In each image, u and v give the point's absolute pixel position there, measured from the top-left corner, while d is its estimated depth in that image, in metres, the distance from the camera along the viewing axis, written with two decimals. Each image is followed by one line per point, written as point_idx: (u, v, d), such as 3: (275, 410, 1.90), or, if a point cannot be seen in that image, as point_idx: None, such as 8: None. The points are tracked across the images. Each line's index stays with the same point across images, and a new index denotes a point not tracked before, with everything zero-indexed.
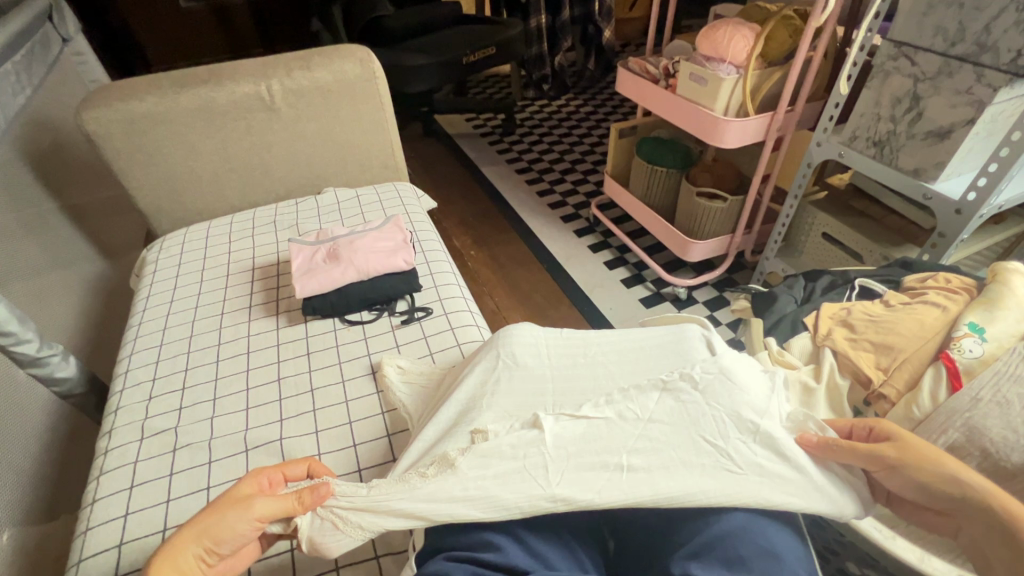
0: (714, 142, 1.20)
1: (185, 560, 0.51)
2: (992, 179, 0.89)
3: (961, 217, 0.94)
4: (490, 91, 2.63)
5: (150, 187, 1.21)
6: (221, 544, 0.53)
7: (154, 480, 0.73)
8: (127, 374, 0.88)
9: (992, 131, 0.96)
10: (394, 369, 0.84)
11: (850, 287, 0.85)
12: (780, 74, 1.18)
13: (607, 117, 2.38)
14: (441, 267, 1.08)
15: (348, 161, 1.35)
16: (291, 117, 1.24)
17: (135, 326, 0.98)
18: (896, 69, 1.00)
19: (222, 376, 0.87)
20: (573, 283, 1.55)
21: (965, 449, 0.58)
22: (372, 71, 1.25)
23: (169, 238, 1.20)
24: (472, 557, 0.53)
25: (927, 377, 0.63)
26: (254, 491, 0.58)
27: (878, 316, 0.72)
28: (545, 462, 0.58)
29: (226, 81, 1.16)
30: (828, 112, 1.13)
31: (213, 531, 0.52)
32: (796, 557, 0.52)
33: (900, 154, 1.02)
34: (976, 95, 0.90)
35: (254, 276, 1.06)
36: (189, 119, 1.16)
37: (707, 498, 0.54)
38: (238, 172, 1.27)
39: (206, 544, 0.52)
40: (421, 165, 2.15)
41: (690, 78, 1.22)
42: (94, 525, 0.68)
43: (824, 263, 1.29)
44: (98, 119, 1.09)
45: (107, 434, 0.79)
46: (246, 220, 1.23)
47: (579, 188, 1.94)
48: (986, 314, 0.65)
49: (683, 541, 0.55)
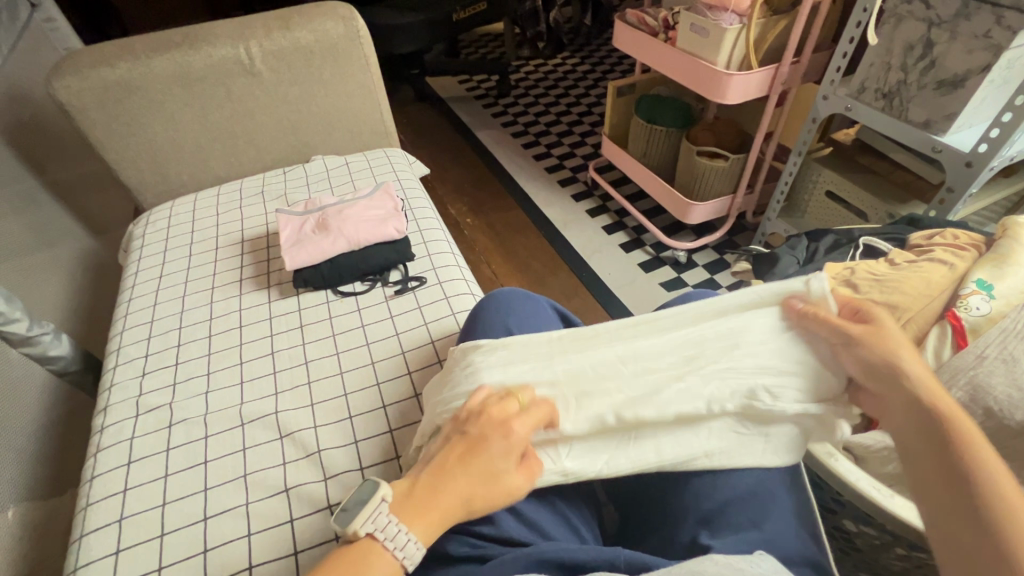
0: (715, 98, 1.15)
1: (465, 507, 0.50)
2: (1006, 130, 0.85)
3: (971, 170, 0.91)
4: (483, 51, 2.53)
5: (130, 159, 1.17)
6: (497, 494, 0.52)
7: (151, 457, 0.73)
8: (119, 352, 0.87)
9: (1009, 77, 0.91)
10: (404, 349, 0.85)
11: (854, 246, 0.83)
12: (786, 22, 1.12)
13: (605, 75, 2.29)
14: (435, 235, 1.05)
15: (335, 129, 1.31)
16: (273, 81, 1.18)
17: (125, 302, 0.96)
18: (909, 13, 0.95)
19: (215, 351, 0.86)
20: (571, 248, 1.53)
21: (968, 409, 0.57)
22: (356, 30, 1.19)
23: (155, 211, 1.16)
24: (468, 530, 0.54)
25: (932, 336, 0.62)
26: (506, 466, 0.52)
27: (883, 275, 0.68)
28: (564, 420, 0.57)
29: (201, 44, 1.11)
30: (835, 63, 1.08)
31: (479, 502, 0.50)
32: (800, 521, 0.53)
33: (910, 105, 0.98)
34: (994, 39, 0.85)
35: (244, 250, 1.04)
36: (166, 85, 1.11)
37: (709, 460, 0.55)
38: (222, 142, 1.22)
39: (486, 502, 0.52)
40: (414, 131, 2.08)
41: (691, 29, 1.16)
42: (94, 501, 0.69)
43: (828, 223, 1.26)
44: (70, 88, 1.04)
45: (103, 412, 0.79)
46: (232, 190, 1.19)
47: (577, 150, 1.89)
48: (995, 271, 0.63)
49: (685, 507, 0.55)
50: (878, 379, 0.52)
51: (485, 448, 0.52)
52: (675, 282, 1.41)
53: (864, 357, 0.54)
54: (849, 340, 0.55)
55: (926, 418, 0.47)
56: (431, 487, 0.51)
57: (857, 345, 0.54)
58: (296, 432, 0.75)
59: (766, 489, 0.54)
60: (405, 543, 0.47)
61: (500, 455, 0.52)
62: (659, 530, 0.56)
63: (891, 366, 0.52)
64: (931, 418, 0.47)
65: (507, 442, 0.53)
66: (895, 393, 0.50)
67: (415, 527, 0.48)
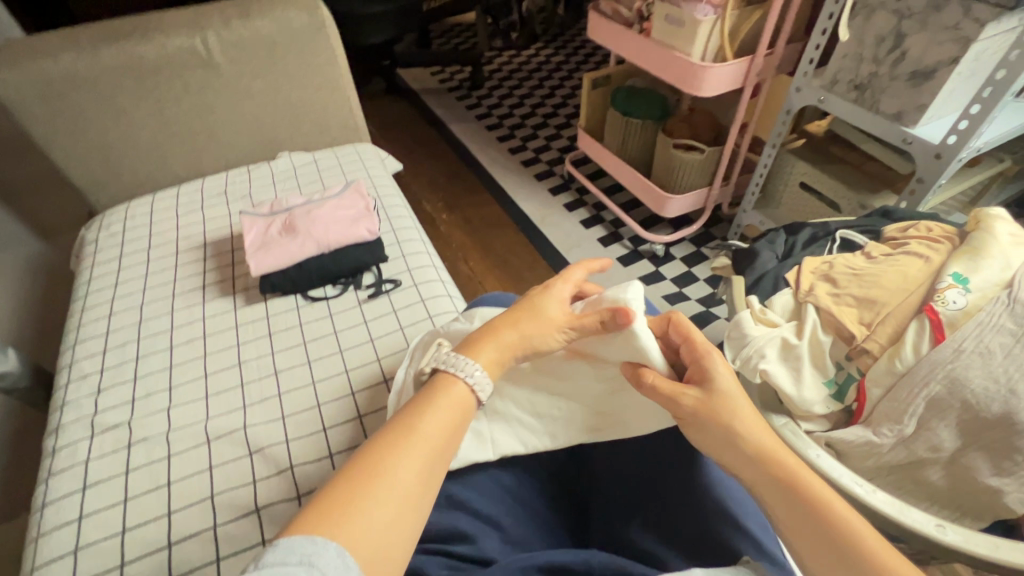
0: (691, 89, 1.14)
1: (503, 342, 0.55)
2: (974, 121, 0.87)
3: (941, 162, 0.92)
4: (455, 42, 2.47)
5: (80, 159, 1.10)
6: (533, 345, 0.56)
7: (110, 479, 0.68)
8: (71, 367, 0.82)
9: (977, 69, 0.93)
10: (376, 360, 0.81)
11: (831, 240, 0.82)
12: (759, 13, 1.12)
13: (579, 66, 2.27)
14: (410, 235, 1.01)
15: (301, 123, 1.25)
16: (233, 74, 1.12)
17: (78, 313, 0.90)
18: (880, 5, 0.95)
19: (177, 364, 0.81)
20: (549, 243, 1.51)
21: (947, 402, 0.57)
22: (321, 19, 1.14)
23: (109, 214, 1.10)
24: (444, 549, 0.51)
25: (910, 330, 0.61)
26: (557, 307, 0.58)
27: (860, 269, 0.69)
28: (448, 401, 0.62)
29: (153, 34, 1.04)
30: (808, 55, 1.08)
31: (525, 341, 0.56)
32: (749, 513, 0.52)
33: (881, 97, 0.99)
34: (963, 31, 0.86)
35: (206, 254, 0.98)
36: (116, 78, 1.04)
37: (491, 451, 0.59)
38: (180, 139, 1.16)
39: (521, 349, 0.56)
40: (386, 125, 2.02)
41: (665, 20, 1.14)
42: (46, 530, 0.64)
43: (802, 214, 1.28)
44: (8, 82, 0.96)
45: (55, 432, 0.74)
46: (193, 191, 1.13)
47: (553, 143, 1.87)
48: (971, 264, 0.62)
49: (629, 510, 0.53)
50: (739, 463, 0.47)
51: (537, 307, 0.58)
52: (653, 276, 1.41)
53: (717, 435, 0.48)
54: (684, 411, 0.49)
55: (839, 543, 0.41)
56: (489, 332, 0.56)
57: (723, 429, 0.47)
58: (267, 447, 0.71)
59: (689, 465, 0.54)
60: (482, 380, 0.52)
61: (555, 306, 0.58)
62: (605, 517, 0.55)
63: (781, 477, 0.45)
64: (832, 537, 0.42)
65: (556, 297, 0.59)
66: (799, 517, 0.43)
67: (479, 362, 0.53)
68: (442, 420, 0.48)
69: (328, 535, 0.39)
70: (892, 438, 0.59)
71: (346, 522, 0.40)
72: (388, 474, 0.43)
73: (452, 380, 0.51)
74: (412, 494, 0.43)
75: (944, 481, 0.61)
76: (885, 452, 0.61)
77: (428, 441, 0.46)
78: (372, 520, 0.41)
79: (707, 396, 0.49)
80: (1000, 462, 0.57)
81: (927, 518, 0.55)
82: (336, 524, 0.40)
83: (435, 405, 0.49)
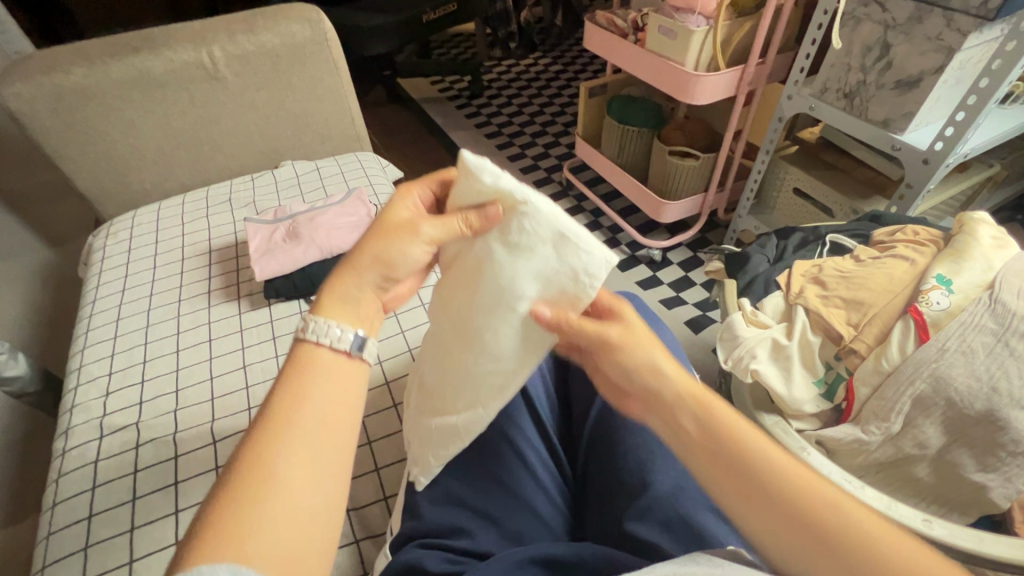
0: (685, 98, 1.17)
1: (365, 279, 0.52)
2: (959, 128, 0.89)
3: (928, 167, 0.94)
4: (454, 52, 2.51)
5: (88, 169, 1.12)
6: (394, 267, 0.52)
7: (117, 479, 0.70)
8: (79, 371, 0.83)
9: (961, 77, 0.95)
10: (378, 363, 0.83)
11: (822, 244, 0.84)
12: (751, 24, 1.14)
13: (577, 75, 2.30)
14: None
15: (304, 133, 1.28)
16: (238, 85, 1.15)
17: (86, 318, 0.92)
18: (867, 16, 0.98)
19: (183, 367, 0.83)
20: None
21: (931, 400, 0.59)
22: (323, 32, 1.16)
23: (116, 222, 1.12)
24: (445, 544, 0.54)
25: (896, 330, 0.63)
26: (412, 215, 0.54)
27: (849, 272, 0.71)
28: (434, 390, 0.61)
29: (160, 48, 1.07)
30: (799, 64, 1.10)
31: (385, 256, 0.52)
32: None
33: (870, 105, 1.01)
34: (946, 41, 0.89)
35: (211, 260, 1.00)
36: (123, 91, 1.07)
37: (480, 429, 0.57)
38: (185, 149, 1.18)
39: (382, 271, 0.52)
40: (386, 133, 2.06)
41: (659, 30, 1.17)
42: (56, 529, 0.65)
43: (796, 219, 1.30)
44: (19, 95, 0.99)
45: (64, 435, 0.75)
46: (198, 199, 1.16)
47: (551, 150, 1.89)
48: (954, 266, 0.64)
49: (625, 505, 0.55)
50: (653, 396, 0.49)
51: (388, 228, 0.53)
52: (650, 280, 1.43)
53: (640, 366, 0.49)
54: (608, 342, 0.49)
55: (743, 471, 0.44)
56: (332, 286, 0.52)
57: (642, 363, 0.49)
58: None
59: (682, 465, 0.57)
60: (346, 334, 0.49)
61: (404, 213, 0.54)
62: (603, 514, 0.57)
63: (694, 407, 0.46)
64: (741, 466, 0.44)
65: (404, 206, 0.55)
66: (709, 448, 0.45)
67: (331, 316, 0.49)
68: (328, 392, 0.47)
69: (227, 557, 0.37)
70: (879, 436, 0.61)
71: (247, 536, 0.38)
72: (280, 471, 0.41)
73: (316, 348, 0.48)
74: (306, 480, 0.42)
75: (931, 477, 0.63)
76: (873, 450, 0.63)
77: (310, 420, 0.44)
78: (270, 524, 0.39)
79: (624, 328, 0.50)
80: (984, 458, 0.58)
81: (913, 513, 0.56)
82: (232, 543, 0.38)
83: (313, 377, 0.47)
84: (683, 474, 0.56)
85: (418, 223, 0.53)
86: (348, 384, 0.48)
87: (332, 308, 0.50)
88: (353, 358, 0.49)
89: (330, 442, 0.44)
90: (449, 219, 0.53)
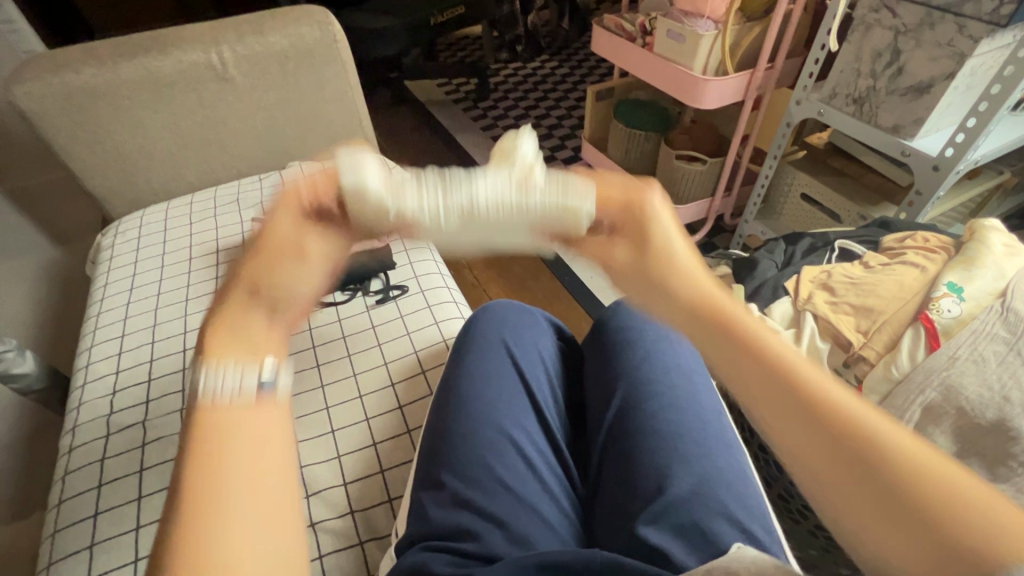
0: (693, 103, 1.17)
1: (244, 305, 0.48)
2: (969, 135, 0.88)
3: (938, 173, 0.94)
4: (461, 54, 2.52)
5: (97, 168, 1.13)
6: (274, 293, 0.49)
7: (123, 478, 0.70)
8: (87, 369, 0.84)
9: (972, 84, 0.95)
10: (384, 365, 0.83)
11: (830, 250, 0.84)
12: (759, 29, 1.14)
13: (584, 78, 2.30)
14: (417, 243, 1.03)
15: (312, 134, 1.28)
16: (247, 86, 1.16)
17: (94, 316, 0.93)
18: (877, 22, 0.97)
19: (189, 367, 0.83)
20: (553, 252, 1.53)
21: (942, 408, 0.59)
22: (332, 34, 1.17)
23: (124, 221, 1.13)
24: (451, 547, 0.53)
25: (906, 339, 0.62)
26: (288, 227, 0.50)
27: (858, 279, 0.71)
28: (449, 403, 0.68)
29: (170, 48, 1.08)
30: (807, 70, 1.10)
31: (269, 282, 0.48)
32: (752, 514, 0.53)
33: (879, 111, 1.01)
34: (957, 47, 0.88)
35: (219, 260, 1.01)
36: (133, 91, 1.07)
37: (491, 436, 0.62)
38: (194, 149, 1.19)
39: (258, 296, 0.48)
40: (393, 135, 2.06)
41: (668, 35, 1.17)
42: (62, 527, 0.65)
43: (804, 225, 1.29)
44: (31, 94, 1.00)
45: (71, 432, 0.76)
46: (206, 198, 1.16)
47: (557, 154, 1.89)
48: (965, 273, 0.64)
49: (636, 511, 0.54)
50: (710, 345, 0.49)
51: (269, 265, 0.49)
52: None
53: (694, 316, 0.49)
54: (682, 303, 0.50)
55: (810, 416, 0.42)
56: (222, 319, 0.47)
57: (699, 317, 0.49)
58: None
59: (700, 470, 0.55)
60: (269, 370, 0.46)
61: (288, 227, 0.50)
62: (613, 520, 0.57)
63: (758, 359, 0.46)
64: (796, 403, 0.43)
65: (286, 208, 0.50)
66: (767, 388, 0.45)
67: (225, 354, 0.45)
68: (249, 439, 0.43)
69: None
70: None
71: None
72: (224, 513, 0.39)
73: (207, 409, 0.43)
74: (245, 517, 0.39)
75: None
76: None
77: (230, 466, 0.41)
78: (220, 534, 0.38)
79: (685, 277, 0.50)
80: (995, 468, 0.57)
81: None
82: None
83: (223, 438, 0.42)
84: (699, 478, 0.55)
85: (303, 242, 0.50)
86: (264, 431, 0.45)
87: (219, 346, 0.46)
88: (264, 400, 0.45)
89: (256, 485, 0.41)
90: (306, 228, 0.51)
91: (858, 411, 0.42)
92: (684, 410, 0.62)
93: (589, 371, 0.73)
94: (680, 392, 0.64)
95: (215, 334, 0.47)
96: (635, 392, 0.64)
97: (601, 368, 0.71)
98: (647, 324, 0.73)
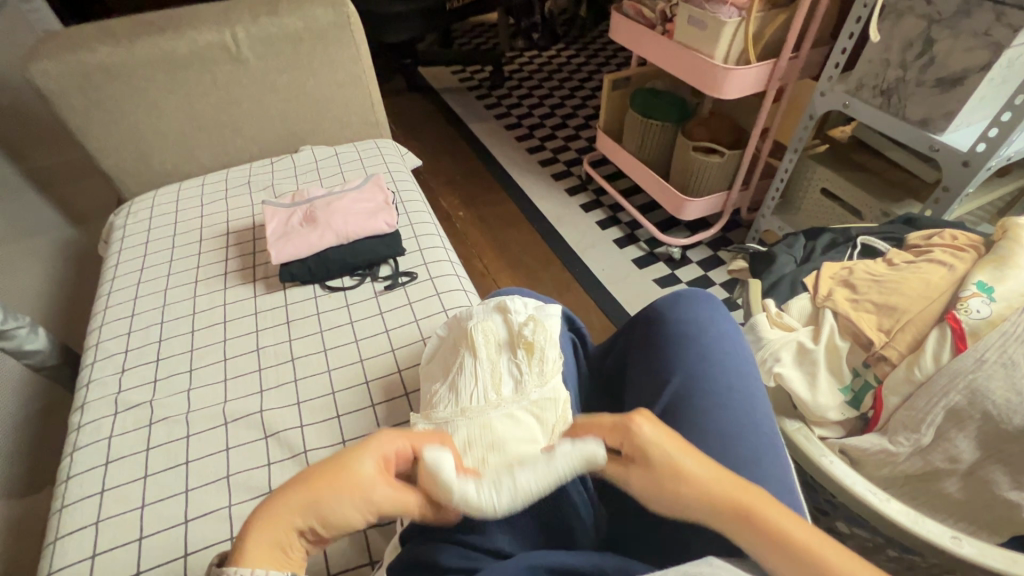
0: (713, 92, 1.13)
1: (289, 525, 0.47)
2: (1004, 129, 0.84)
3: (968, 169, 0.90)
4: (476, 41, 2.49)
5: (110, 148, 1.13)
6: (331, 525, 0.47)
7: (129, 457, 0.70)
8: (97, 348, 0.84)
9: (1008, 76, 0.90)
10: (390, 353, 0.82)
11: (852, 246, 0.81)
12: (784, 16, 1.11)
13: (600, 67, 2.26)
14: (427, 229, 1.02)
15: (323, 118, 1.27)
16: (260, 68, 1.15)
17: (105, 295, 0.93)
18: (910, 10, 0.94)
19: (197, 348, 0.83)
20: (565, 243, 1.51)
21: (967, 412, 0.56)
22: (346, 16, 1.15)
23: (137, 201, 1.13)
24: (457, 537, 0.52)
25: (931, 339, 0.60)
26: (365, 476, 0.48)
27: (882, 276, 0.68)
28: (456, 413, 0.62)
29: (184, 28, 1.07)
30: (833, 59, 1.07)
31: (324, 511, 0.47)
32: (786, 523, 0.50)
33: (908, 103, 0.97)
34: (995, 37, 0.84)
35: (229, 242, 1.00)
36: (147, 71, 1.07)
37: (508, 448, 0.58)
38: (206, 131, 1.19)
39: (315, 522, 0.47)
40: (405, 122, 2.05)
41: (689, 21, 1.13)
42: (69, 503, 0.66)
43: (823, 221, 1.26)
44: (45, 72, 1.00)
45: (80, 410, 0.76)
46: (218, 180, 1.16)
47: (571, 144, 1.87)
48: (996, 273, 0.61)
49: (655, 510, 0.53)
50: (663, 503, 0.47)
51: (339, 480, 0.48)
52: (669, 279, 1.40)
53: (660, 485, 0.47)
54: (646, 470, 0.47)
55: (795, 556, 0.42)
56: (275, 507, 0.47)
57: (661, 485, 0.47)
58: (281, 431, 0.72)
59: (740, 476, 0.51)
60: None
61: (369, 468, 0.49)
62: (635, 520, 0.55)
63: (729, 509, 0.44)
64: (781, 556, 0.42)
65: (354, 486, 0.48)
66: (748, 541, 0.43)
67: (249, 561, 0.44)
68: None
69: None
70: (909, 447, 0.59)
71: None
72: None
73: None
74: None
75: (961, 493, 0.60)
76: (900, 462, 0.60)
77: None
78: None
79: (641, 449, 0.48)
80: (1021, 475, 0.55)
81: (943, 530, 0.53)
82: None
83: None
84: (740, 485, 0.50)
85: (373, 487, 0.48)
86: None
87: (260, 554, 0.45)
88: None
89: None
90: (404, 498, 0.49)
91: (830, 552, 0.42)
92: (737, 409, 0.56)
93: (634, 361, 0.66)
94: (737, 392, 0.57)
95: (255, 529, 0.46)
96: (690, 387, 0.57)
97: (647, 359, 0.63)
98: (712, 321, 0.64)
